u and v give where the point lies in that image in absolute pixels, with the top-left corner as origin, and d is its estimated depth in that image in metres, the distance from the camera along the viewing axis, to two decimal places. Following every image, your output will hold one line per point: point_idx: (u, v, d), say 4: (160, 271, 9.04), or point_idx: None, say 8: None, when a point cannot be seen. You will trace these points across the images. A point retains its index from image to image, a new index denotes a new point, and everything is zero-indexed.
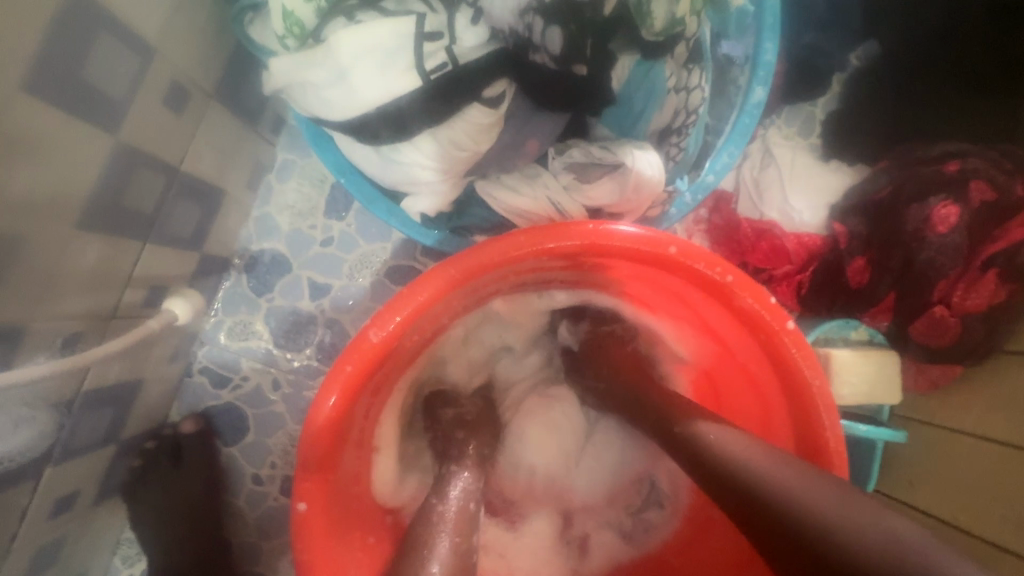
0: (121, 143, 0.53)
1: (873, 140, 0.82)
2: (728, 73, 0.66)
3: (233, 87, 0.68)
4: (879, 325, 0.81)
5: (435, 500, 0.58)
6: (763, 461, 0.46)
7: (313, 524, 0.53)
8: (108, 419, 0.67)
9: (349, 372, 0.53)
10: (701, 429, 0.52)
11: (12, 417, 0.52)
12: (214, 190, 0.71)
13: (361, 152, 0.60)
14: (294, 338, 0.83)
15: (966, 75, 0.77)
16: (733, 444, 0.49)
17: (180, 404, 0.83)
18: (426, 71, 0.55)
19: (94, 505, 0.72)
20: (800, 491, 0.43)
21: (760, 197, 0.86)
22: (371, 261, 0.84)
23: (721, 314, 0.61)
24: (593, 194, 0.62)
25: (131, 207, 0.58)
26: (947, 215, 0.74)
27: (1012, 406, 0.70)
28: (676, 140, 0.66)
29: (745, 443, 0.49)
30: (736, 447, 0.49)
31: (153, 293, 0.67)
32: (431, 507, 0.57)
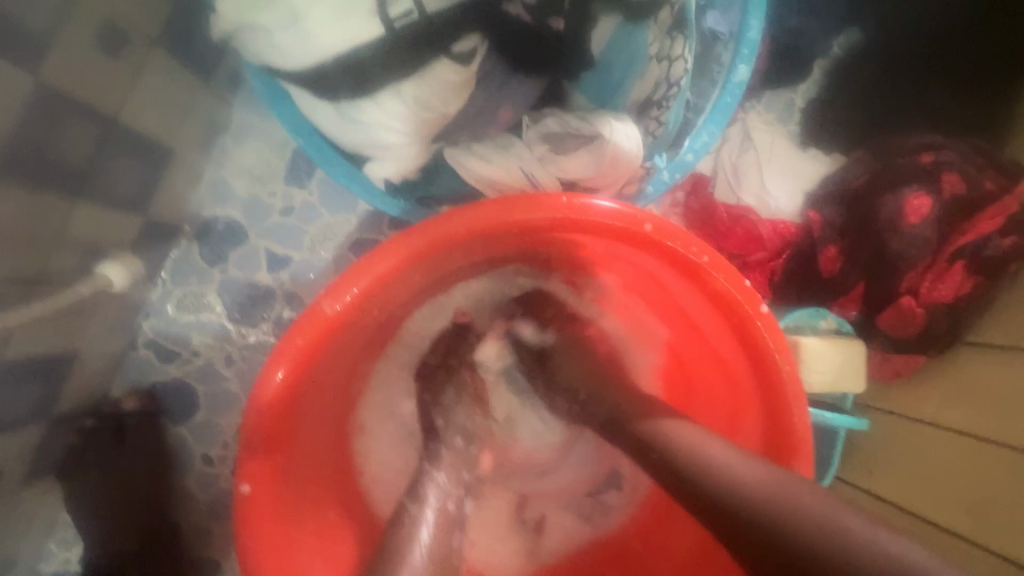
0: (45, 86, 0.48)
1: (851, 129, 0.81)
2: (712, 50, 0.63)
3: (182, 33, 0.62)
4: (847, 314, 0.81)
5: (410, 505, 0.54)
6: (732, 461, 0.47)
7: (259, 506, 0.50)
8: (37, 393, 0.62)
9: (299, 346, 0.50)
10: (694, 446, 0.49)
11: None
12: (161, 147, 0.65)
13: (321, 109, 0.55)
14: (249, 312, 0.78)
15: (942, 69, 0.76)
16: (697, 447, 0.49)
17: (122, 380, 0.77)
18: (389, 19, 0.51)
19: (24, 486, 0.67)
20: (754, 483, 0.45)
21: (737, 181, 0.84)
22: (334, 234, 0.79)
23: (694, 297, 0.60)
24: (568, 165, 0.59)
25: (61, 159, 0.53)
26: (920, 207, 0.74)
27: (968, 397, 0.71)
28: (656, 113, 0.61)
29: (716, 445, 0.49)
30: (702, 447, 0.48)
31: (89, 257, 0.61)
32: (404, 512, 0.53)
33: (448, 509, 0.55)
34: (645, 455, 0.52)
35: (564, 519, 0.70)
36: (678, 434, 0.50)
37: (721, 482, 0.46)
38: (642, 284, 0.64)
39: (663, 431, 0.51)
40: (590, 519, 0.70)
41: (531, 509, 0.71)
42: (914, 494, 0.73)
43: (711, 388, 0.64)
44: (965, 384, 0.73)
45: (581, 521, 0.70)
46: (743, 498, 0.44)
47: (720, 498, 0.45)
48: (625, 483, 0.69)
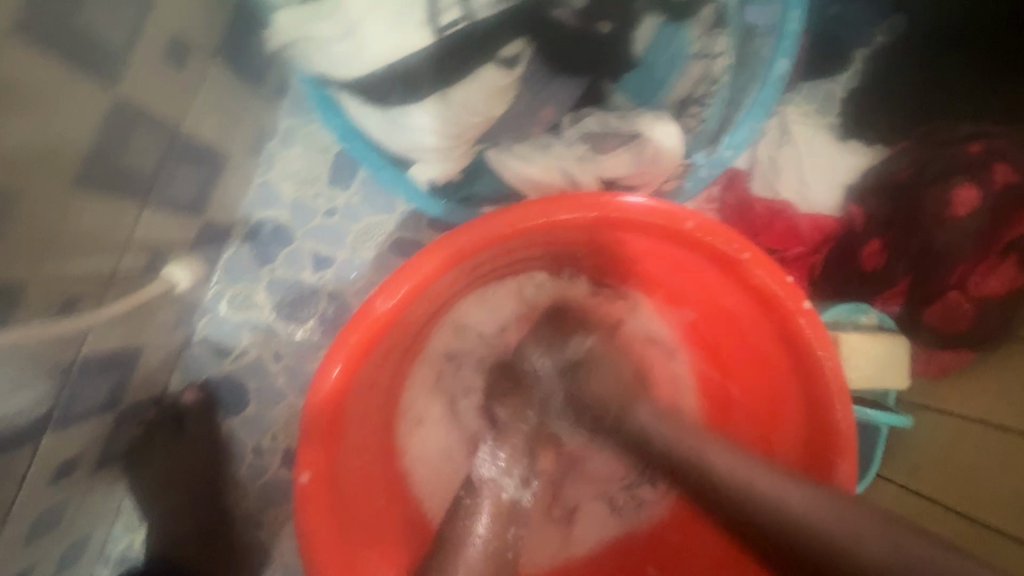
0: (119, 99, 0.51)
1: (894, 120, 0.78)
2: (751, 43, 0.60)
3: (236, 45, 0.65)
4: (890, 309, 0.81)
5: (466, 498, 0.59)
6: (747, 475, 0.49)
7: (314, 496, 0.52)
8: (108, 387, 0.66)
9: (355, 343, 0.52)
10: (696, 449, 0.52)
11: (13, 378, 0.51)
12: (215, 153, 0.69)
13: (368, 115, 0.58)
14: (294, 309, 0.82)
15: (992, 55, 0.73)
16: (742, 475, 0.49)
17: (180, 374, 0.81)
18: (439, 27, 0.52)
19: (94, 473, 0.72)
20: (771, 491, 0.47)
21: (775, 174, 0.83)
22: (375, 233, 0.82)
23: (735, 293, 0.60)
24: (607, 164, 0.61)
25: (130, 167, 0.56)
26: (968, 198, 0.73)
27: (1022, 393, 0.68)
28: (696, 111, 0.63)
29: (762, 473, 0.49)
30: (746, 473, 0.49)
31: (153, 259, 0.65)
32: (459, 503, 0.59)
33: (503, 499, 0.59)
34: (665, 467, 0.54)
35: (595, 514, 0.72)
36: (721, 466, 0.50)
37: (768, 510, 0.46)
38: (682, 281, 0.64)
39: (715, 463, 0.51)
40: (622, 510, 0.71)
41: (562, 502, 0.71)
42: (956, 491, 0.72)
43: (751, 383, 0.64)
44: (1020, 381, 0.69)
45: (612, 512, 0.71)
46: (758, 505, 0.47)
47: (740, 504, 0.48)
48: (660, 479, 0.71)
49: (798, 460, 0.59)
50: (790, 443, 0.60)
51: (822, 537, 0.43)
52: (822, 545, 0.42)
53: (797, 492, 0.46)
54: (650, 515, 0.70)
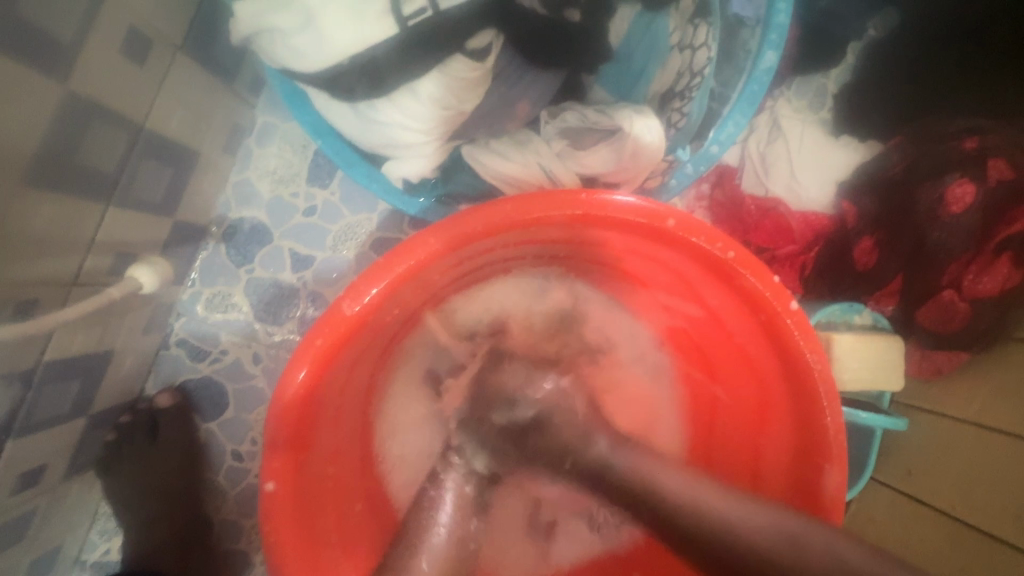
0: (74, 95, 0.49)
1: (887, 116, 0.77)
2: (737, 36, 0.58)
3: (205, 39, 0.63)
4: (884, 308, 0.79)
5: (429, 487, 0.57)
6: (715, 504, 0.46)
7: (281, 507, 0.50)
8: (76, 391, 0.64)
9: (320, 346, 0.50)
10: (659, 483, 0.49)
11: None
12: (185, 151, 0.67)
13: (338, 110, 0.56)
14: (274, 311, 0.80)
15: (986, 48, 0.71)
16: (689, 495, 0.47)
17: (156, 378, 0.80)
18: (403, 17, 0.50)
19: (65, 479, 0.70)
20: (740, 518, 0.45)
21: (765, 171, 0.81)
22: (355, 233, 0.80)
23: (721, 294, 0.58)
24: (587, 160, 0.58)
25: (88, 165, 0.54)
26: (963, 195, 0.70)
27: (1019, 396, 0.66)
28: (679, 105, 0.60)
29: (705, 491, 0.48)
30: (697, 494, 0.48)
31: (121, 259, 0.63)
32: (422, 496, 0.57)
33: (466, 493, 0.57)
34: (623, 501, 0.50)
35: (576, 526, 0.69)
36: (682, 492, 0.48)
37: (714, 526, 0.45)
38: (668, 283, 0.62)
39: (665, 490, 0.48)
40: (601, 530, 0.68)
41: (544, 510, 0.69)
42: (955, 497, 0.70)
43: (738, 385, 0.62)
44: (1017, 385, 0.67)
45: (590, 531, 0.68)
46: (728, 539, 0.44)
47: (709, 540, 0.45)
48: None
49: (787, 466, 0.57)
50: (779, 449, 0.58)
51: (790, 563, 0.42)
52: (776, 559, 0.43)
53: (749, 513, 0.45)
54: (632, 537, 0.65)
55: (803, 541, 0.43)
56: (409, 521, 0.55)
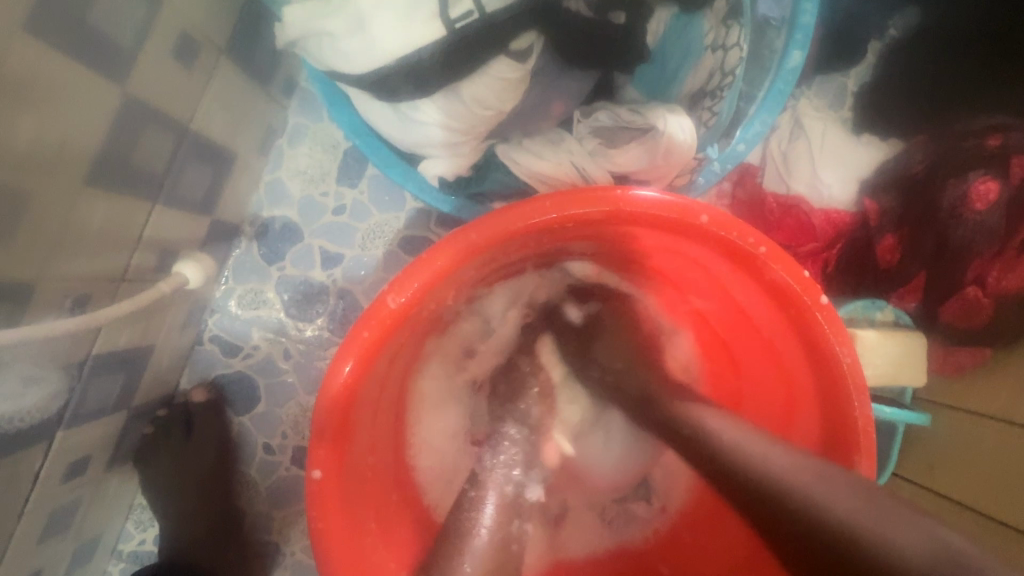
0: (129, 98, 0.51)
1: (909, 113, 0.78)
2: (764, 36, 0.62)
3: (246, 43, 0.65)
4: (907, 305, 0.80)
5: (470, 490, 0.62)
6: (757, 448, 0.49)
7: (326, 494, 0.52)
8: (120, 385, 0.66)
9: (365, 339, 0.51)
10: (704, 424, 0.53)
11: (21, 376, 0.51)
12: (224, 151, 0.69)
13: (378, 111, 0.58)
14: (304, 308, 0.82)
15: (1011, 47, 0.71)
16: (736, 439, 0.50)
17: (191, 373, 0.82)
18: (450, 20, 0.52)
19: (107, 470, 0.72)
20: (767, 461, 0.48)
21: (788, 169, 0.82)
22: (383, 232, 0.81)
23: (749, 289, 0.59)
24: (620, 159, 0.59)
25: (141, 165, 0.56)
26: (986, 192, 0.71)
27: None
28: (709, 104, 0.61)
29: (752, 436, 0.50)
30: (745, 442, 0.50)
31: (165, 256, 0.65)
32: (463, 498, 0.61)
33: (508, 493, 0.62)
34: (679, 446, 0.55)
35: (588, 517, 0.72)
36: (713, 425, 0.53)
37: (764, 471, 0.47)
38: (696, 278, 0.64)
39: (713, 427, 0.52)
40: (613, 523, 0.72)
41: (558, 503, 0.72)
42: (976, 491, 0.71)
43: (766, 377, 0.64)
44: None
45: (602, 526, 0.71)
46: (760, 476, 0.47)
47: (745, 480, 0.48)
48: (655, 499, 0.71)
49: (814, 457, 0.58)
50: (807, 441, 0.59)
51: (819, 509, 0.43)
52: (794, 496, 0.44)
53: (785, 458, 0.47)
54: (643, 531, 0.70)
55: (831, 497, 0.43)
56: (451, 523, 0.59)
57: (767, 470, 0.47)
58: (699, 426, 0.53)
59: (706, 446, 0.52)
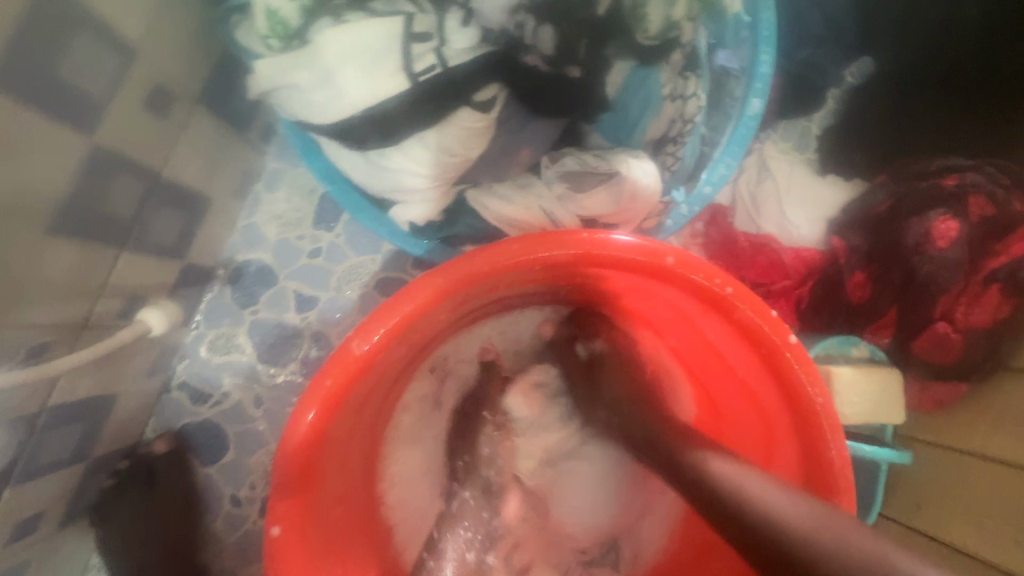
0: (99, 146, 0.52)
1: (871, 156, 0.80)
2: (724, 85, 0.64)
3: (221, 92, 0.66)
4: (881, 341, 0.80)
5: None
6: (750, 480, 0.46)
7: (290, 550, 0.50)
8: (78, 435, 0.64)
9: (329, 387, 0.51)
10: (705, 458, 0.50)
11: None
12: (198, 196, 0.69)
13: (349, 158, 0.59)
14: (278, 352, 0.80)
15: (963, 91, 0.75)
16: (735, 476, 0.47)
17: (157, 422, 0.79)
18: (415, 73, 0.54)
19: (60, 528, 0.68)
20: (764, 493, 0.45)
21: (757, 210, 0.85)
22: (359, 274, 0.81)
23: (720, 328, 0.59)
24: (587, 204, 0.61)
25: (107, 211, 0.56)
26: (947, 230, 0.73)
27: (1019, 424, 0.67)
28: (673, 149, 0.64)
29: (808, 511, 0.43)
30: (738, 474, 0.47)
31: (132, 302, 0.64)
32: None
33: None
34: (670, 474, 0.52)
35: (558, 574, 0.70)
36: (712, 459, 0.50)
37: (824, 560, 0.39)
38: (669, 318, 0.64)
39: (710, 462, 0.49)
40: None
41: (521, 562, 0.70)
42: (966, 531, 0.69)
43: (743, 419, 0.63)
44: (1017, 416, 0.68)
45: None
46: (752, 511, 0.44)
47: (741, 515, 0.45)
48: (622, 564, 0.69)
49: None
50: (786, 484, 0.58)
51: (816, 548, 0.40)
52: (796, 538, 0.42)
53: (788, 499, 0.44)
54: None
55: (830, 532, 0.41)
56: None
57: (764, 504, 0.44)
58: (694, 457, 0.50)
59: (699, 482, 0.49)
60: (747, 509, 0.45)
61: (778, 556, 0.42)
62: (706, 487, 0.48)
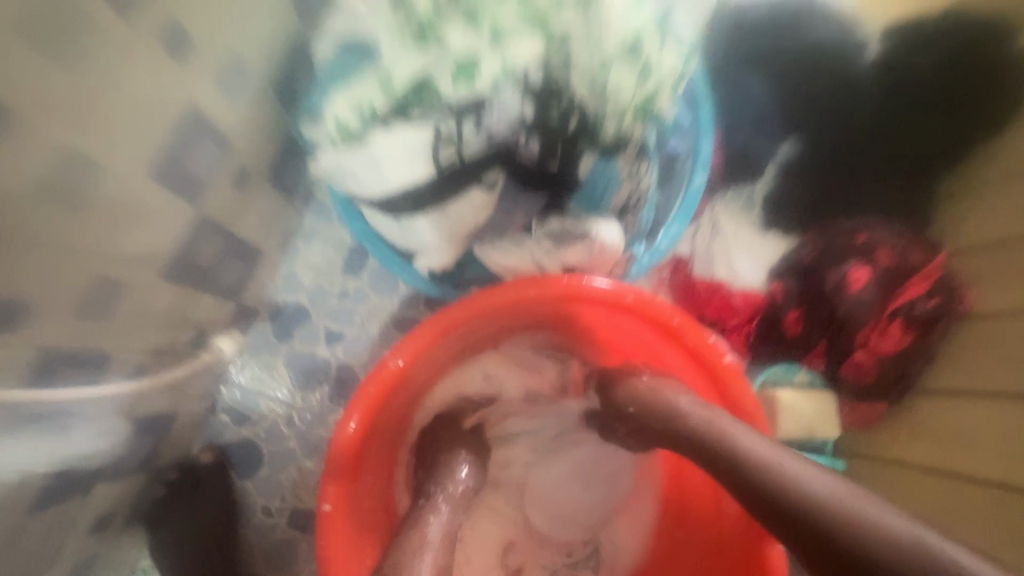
0: (204, 214, 0.67)
1: (802, 217, 0.99)
2: (674, 164, 0.82)
3: (279, 167, 0.83)
4: (816, 367, 0.95)
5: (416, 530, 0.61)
6: (787, 463, 0.56)
7: (334, 526, 0.64)
8: (148, 448, 0.76)
9: (370, 394, 0.66)
10: (726, 434, 0.61)
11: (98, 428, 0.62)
12: (255, 251, 0.85)
13: (383, 221, 0.75)
14: (309, 380, 0.95)
15: (863, 168, 0.97)
16: (773, 459, 0.57)
17: (201, 440, 0.92)
18: (439, 164, 0.71)
19: (121, 531, 0.80)
20: (805, 478, 0.54)
21: (711, 260, 1.02)
22: (380, 313, 0.97)
23: (674, 352, 0.76)
24: (568, 255, 0.79)
25: (198, 262, 0.71)
26: (859, 276, 0.92)
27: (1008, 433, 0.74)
28: (632, 215, 0.80)
29: (835, 484, 0.53)
30: (778, 459, 0.57)
31: (198, 335, 0.80)
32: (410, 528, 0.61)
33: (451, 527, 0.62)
34: (708, 457, 0.62)
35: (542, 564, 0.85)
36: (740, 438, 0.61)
37: (845, 526, 0.50)
38: (634, 347, 0.81)
39: (747, 447, 0.59)
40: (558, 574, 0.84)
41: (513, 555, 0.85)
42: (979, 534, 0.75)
43: None
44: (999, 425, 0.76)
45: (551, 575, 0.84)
46: (786, 489, 0.55)
47: (792, 497, 0.54)
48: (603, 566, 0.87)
49: None
50: None
51: (846, 522, 0.50)
52: (833, 515, 0.51)
53: (822, 479, 0.54)
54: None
55: (866, 511, 0.50)
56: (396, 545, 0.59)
57: (800, 484, 0.54)
58: (729, 441, 0.61)
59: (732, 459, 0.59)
60: (789, 488, 0.54)
61: (824, 533, 0.51)
62: (737, 467, 0.59)
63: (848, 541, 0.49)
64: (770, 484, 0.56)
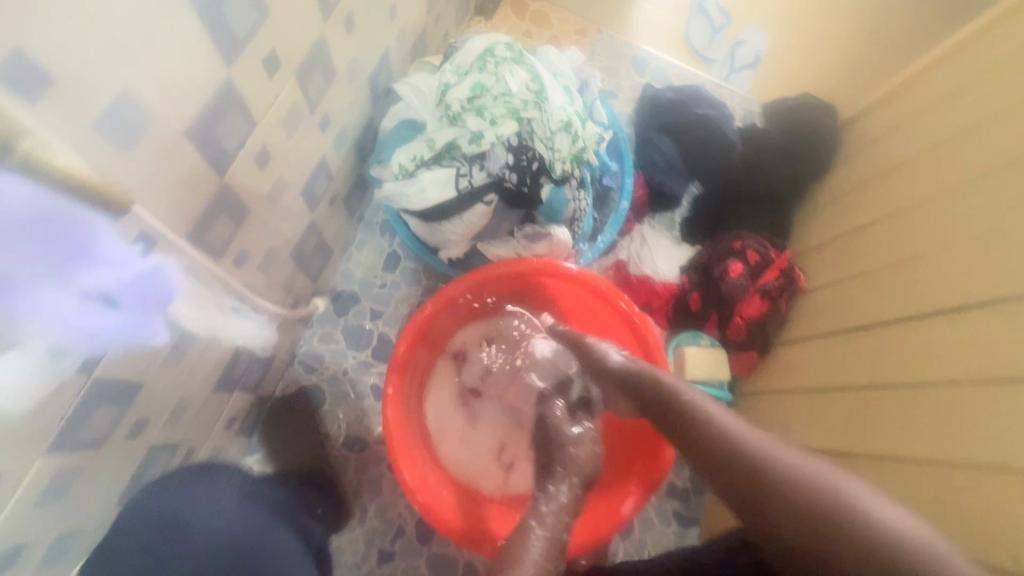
0: (312, 219, 1.10)
1: (700, 231, 1.48)
2: (607, 197, 1.33)
3: (351, 196, 1.26)
4: (713, 332, 1.37)
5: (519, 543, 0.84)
6: (752, 436, 0.81)
7: (390, 405, 1.06)
8: (259, 374, 1.15)
9: (411, 328, 1.10)
10: (682, 392, 0.91)
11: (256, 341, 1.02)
12: (330, 250, 1.28)
13: (419, 226, 1.19)
14: (360, 343, 1.35)
15: (739, 198, 1.44)
16: (721, 418, 0.85)
17: (284, 383, 1.30)
18: (458, 188, 1.08)
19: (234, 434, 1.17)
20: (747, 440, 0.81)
21: (641, 262, 1.47)
22: (408, 297, 1.40)
23: (605, 308, 1.18)
24: (537, 248, 1.21)
25: (304, 251, 1.13)
26: (735, 267, 1.33)
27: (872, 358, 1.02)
28: (577, 225, 1.27)
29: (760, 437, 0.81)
30: (730, 424, 0.84)
31: (297, 301, 1.20)
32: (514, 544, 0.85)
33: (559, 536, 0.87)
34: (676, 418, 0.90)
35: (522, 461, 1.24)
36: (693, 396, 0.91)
37: (796, 499, 0.71)
38: (581, 308, 1.24)
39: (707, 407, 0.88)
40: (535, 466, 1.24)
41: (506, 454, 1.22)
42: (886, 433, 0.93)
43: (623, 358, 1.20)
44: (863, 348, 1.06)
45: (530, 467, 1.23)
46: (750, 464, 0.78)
47: (769, 483, 0.74)
48: None
49: None
50: None
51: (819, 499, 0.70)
52: (801, 488, 0.71)
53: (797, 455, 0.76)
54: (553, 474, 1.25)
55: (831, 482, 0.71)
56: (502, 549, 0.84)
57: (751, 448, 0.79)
58: (688, 402, 0.89)
59: (705, 444, 0.84)
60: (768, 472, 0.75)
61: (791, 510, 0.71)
62: (677, 420, 0.90)
63: (805, 514, 0.70)
64: (740, 465, 0.78)
